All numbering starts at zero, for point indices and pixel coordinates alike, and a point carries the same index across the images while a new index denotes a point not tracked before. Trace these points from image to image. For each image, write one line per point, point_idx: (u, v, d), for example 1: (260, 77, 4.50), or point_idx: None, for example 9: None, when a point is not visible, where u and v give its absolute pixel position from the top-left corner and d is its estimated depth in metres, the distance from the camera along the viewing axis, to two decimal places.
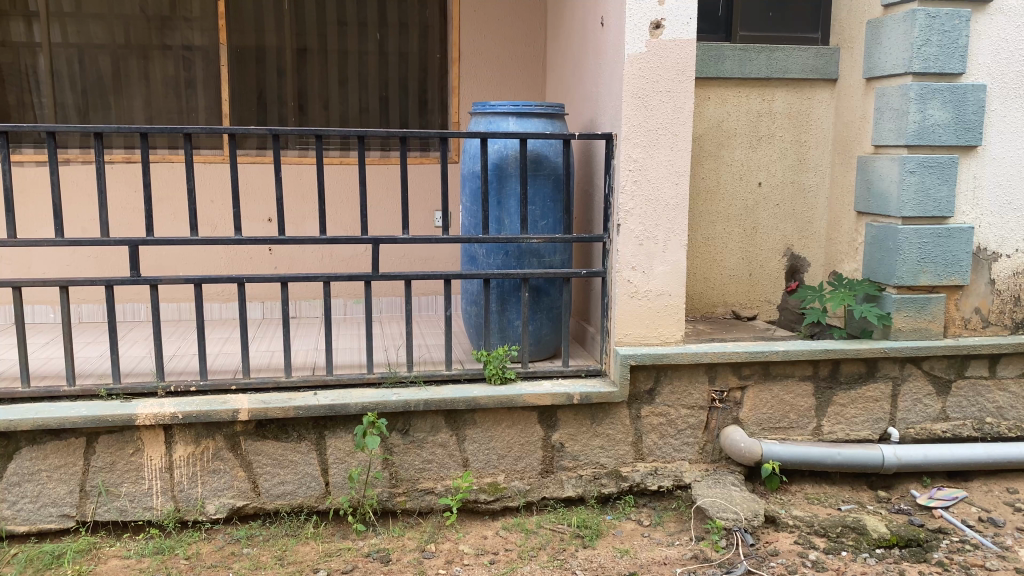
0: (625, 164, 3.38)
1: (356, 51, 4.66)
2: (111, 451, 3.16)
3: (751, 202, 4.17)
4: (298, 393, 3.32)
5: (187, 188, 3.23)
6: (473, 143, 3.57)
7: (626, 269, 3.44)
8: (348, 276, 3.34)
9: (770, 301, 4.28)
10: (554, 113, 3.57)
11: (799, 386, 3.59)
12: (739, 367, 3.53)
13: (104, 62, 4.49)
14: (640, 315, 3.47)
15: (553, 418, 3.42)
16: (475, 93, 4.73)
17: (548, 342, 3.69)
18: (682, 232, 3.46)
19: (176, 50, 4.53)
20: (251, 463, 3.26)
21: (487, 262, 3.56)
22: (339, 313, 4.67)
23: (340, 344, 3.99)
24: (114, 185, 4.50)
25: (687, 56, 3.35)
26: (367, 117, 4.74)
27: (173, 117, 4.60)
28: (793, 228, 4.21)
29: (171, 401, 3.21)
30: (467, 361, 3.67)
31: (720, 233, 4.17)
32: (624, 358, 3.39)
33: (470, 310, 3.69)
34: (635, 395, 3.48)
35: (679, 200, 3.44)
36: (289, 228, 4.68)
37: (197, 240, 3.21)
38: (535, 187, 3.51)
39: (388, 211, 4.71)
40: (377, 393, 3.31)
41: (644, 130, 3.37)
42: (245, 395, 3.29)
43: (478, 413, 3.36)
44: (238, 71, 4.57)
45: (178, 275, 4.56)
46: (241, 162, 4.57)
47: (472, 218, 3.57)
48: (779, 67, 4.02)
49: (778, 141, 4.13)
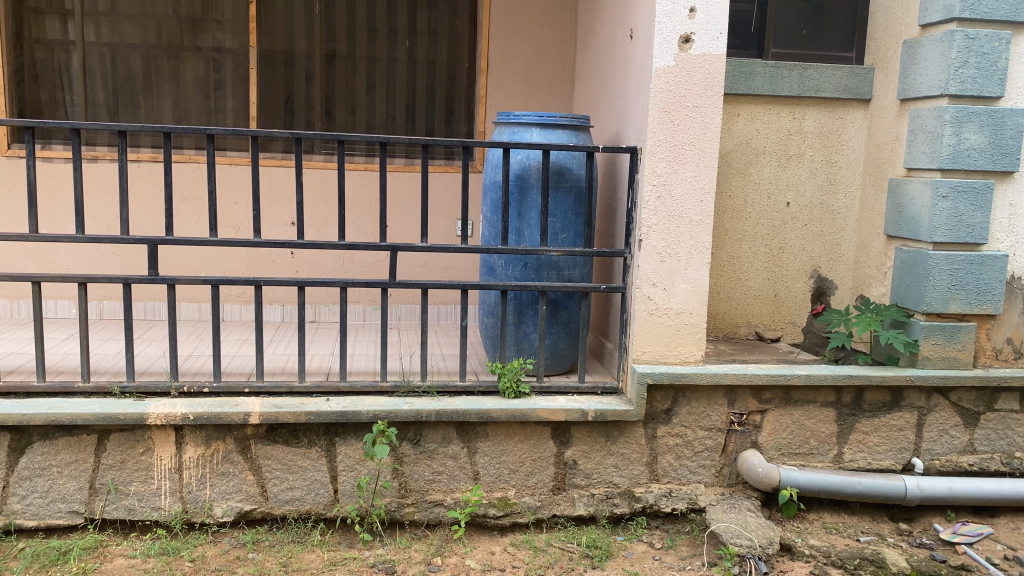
0: (649, 179, 3.33)
1: (385, 57, 4.66)
2: (121, 450, 3.16)
3: (779, 221, 4.09)
4: (310, 398, 3.30)
5: (208, 189, 3.22)
6: (496, 153, 3.54)
7: (646, 286, 3.38)
8: (365, 282, 3.31)
9: (795, 323, 4.18)
10: (579, 125, 3.53)
11: (821, 412, 3.51)
12: (759, 390, 3.45)
13: (136, 62, 4.52)
14: (660, 333, 3.41)
15: (567, 434, 3.37)
16: (503, 102, 4.71)
17: (565, 357, 3.64)
18: (705, 250, 3.40)
19: (206, 52, 4.56)
20: (260, 467, 3.24)
21: (505, 273, 3.52)
22: (357, 319, 4.65)
23: (357, 350, 3.96)
24: (141, 184, 4.52)
25: (716, 71, 3.30)
26: (393, 124, 4.73)
27: (201, 118, 4.62)
28: (821, 250, 4.13)
29: (184, 401, 3.21)
30: (482, 372, 3.62)
31: (745, 252, 4.09)
32: (641, 377, 3.33)
33: (487, 321, 3.65)
34: (651, 414, 3.42)
35: (704, 217, 3.37)
36: (312, 233, 4.68)
37: (215, 241, 3.20)
38: (557, 199, 3.46)
39: (411, 218, 4.69)
40: (390, 401, 3.28)
41: (670, 145, 3.32)
42: (258, 399, 3.27)
43: (491, 426, 3.32)
44: (267, 74, 4.58)
45: (199, 276, 4.57)
46: (266, 165, 4.58)
47: (492, 229, 3.54)
48: (811, 86, 3.94)
49: (809, 160, 4.05)
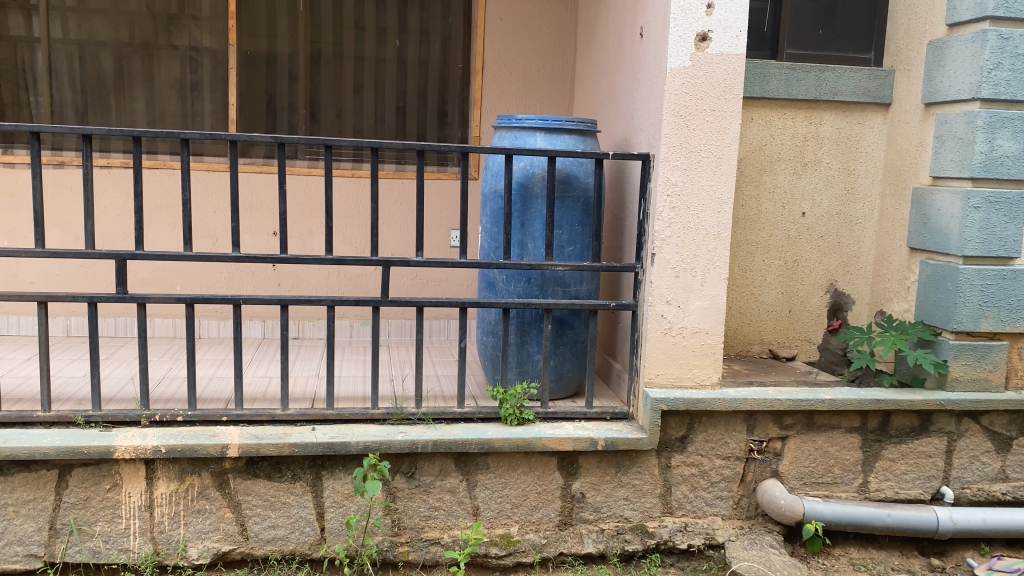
0: (663, 188, 3.08)
1: (373, 57, 4.39)
2: (85, 486, 2.86)
3: (794, 232, 3.85)
4: (294, 428, 3.02)
5: (182, 198, 2.93)
6: (497, 159, 3.28)
7: (660, 303, 3.13)
8: (355, 300, 3.03)
9: (811, 341, 3.95)
10: (586, 130, 3.28)
11: (846, 438, 3.26)
12: (780, 416, 3.21)
13: (106, 61, 4.22)
14: (674, 355, 3.16)
15: (574, 465, 3.11)
16: (498, 105, 4.44)
17: (570, 380, 3.38)
18: (723, 265, 3.15)
19: (183, 50, 4.27)
20: (239, 503, 2.95)
21: (507, 289, 3.26)
22: (344, 336, 4.37)
23: (344, 372, 3.68)
24: (111, 191, 4.23)
25: (736, 72, 3.05)
26: (383, 128, 4.45)
27: (176, 121, 4.32)
28: (837, 262, 3.89)
29: (155, 432, 2.92)
30: (481, 397, 3.35)
31: (759, 264, 3.85)
32: (655, 403, 3.08)
33: (485, 341, 3.38)
34: (665, 442, 3.16)
35: (721, 229, 3.13)
36: (296, 244, 4.39)
37: (189, 256, 2.91)
38: (563, 210, 3.21)
39: (401, 228, 4.42)
40: (382, 431, 3.01)
41: (686, 151, 3.07)
42: (237, 428, 2.99)
43: (492, 457, 3.05)
44: (247, 75, 4.30)
45: (174, 290, 4.28)
46: (247, 171, 4.29)
47: (492, 241, 3.27)
48: (828, 89, 3.72)
49: (825, 168, 3.82)
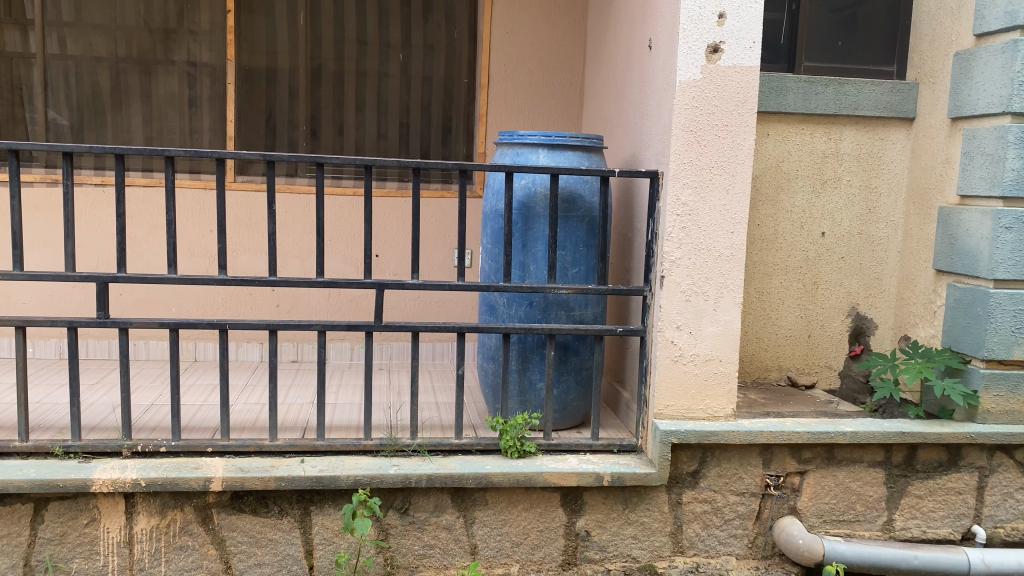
0: (673, 207, 2.91)
1: (376, 72, 4.26)
2: (61, 521, 2.72)
3: (813, 253, 3.67)
4: (283, 459, 2.86)
5: (167, 218, 2.79)
6: (497, 177, 3.12)
7: (669, 329, 2.95)
8: (347, 324, 2.88)
9: (831, 367, 3.75)
10: (592, 146, 3.12)
11: (868, 473, 3.06)
12: (799, 449, 3.02)
13: (103, 77, 4.13)
14: (685, 384, 2.98)
15: (578, 501, 2.93)
16: (504, 121, 4.30)
17: (575, 410, 3.20)
18: (736, 289, 2.97)
19: (181, 65, 4.16)
20: (223, 540, 2.80)
21: (508, 313, 3.10)
22: (343, 360, 4.22)
23: (339, 398, 3.51)
24: (107, 210, 4.12)
25: (749, 85, 2.89)
26: (385, 144, 4.32)
27: (174, 138, 4.21)
28: (859, 285, 3.70)
29: (136, 464, 2.77)
30: (481, 426, 3.18)
31: (776, 287, 3.67)
32: (664, 436, 2.90)
33: (485, 367, 3.21)
34: (676, 477, 2.98)
35: (735, 251, 2.95)
36: (295, 264, 4.26)
37: (174, 279, 2.77)
38: (567, 230, 3.04)
39: (404, 248, 4.28)
40: (374, 464, 2.84)
41: (696, 169, 2.90)
42: (222, 460, 2.84)
43: (491, 492, 2.88)
44: (246, 90, 4.18)
45: (169, 312, 4.15)
46: (245, 189, 4.17)
47: (493, 262, 3.11)
48: (848, 103, 3.55)
49: (845, 186, 3.64)
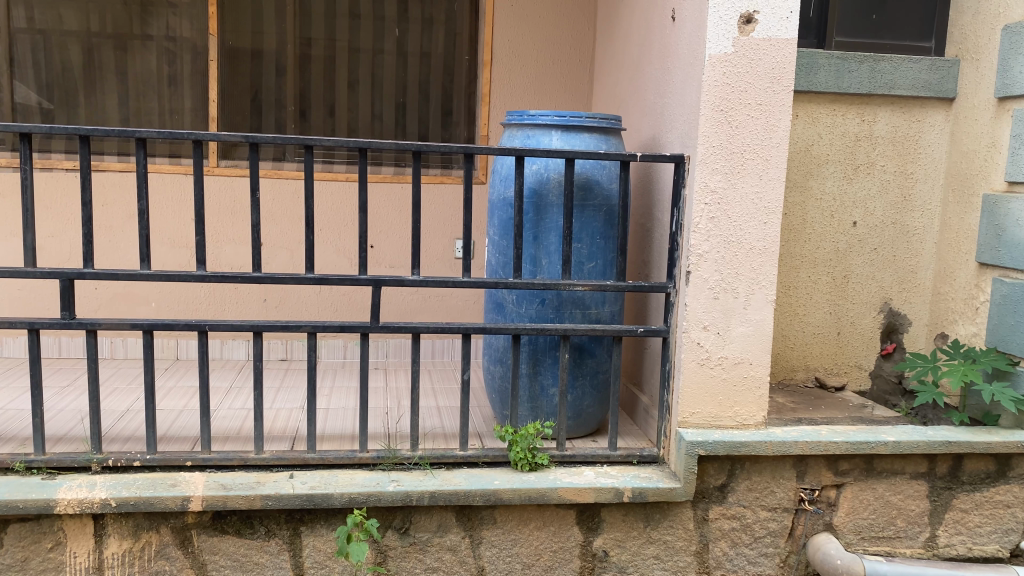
0: (701, 195, 2.63)
1: (371, 49, 3.96)
2: (22, 546, 2.44)
3: (843, 245, 3.40)
4: (270, 474, 2.59)
5: (139, 206, 2.50)
6: (506, 162, 2.84)
7: (696, 329, 2.68)
8: (340, 325, 2.59)
9: (861, 366, 3.50)
10: (610, 127, 2.84)
11: (910, 486, 2.81)
12: (835, 461, 2.76)
13: (75, 52, 3.82)
14: (712, 390, 2.72)
15: (596, 519, 2.67)
16: (508, 102, 4.01)
17: (590, 417, 2.93)
18: (769, 285, 2.70)
19: (159, 41, 3.85)
20: (204, 564, 2.53)
21: (518, 312, 2.83)
22: (336, 358, 3.95)
23: (331, 402, 3.23)
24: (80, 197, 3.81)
25: (785, 60, 2.60)
26: (381, 126, 4.02)
27: (153, 119, 3.91)
28: (892, 278, 3.44)
29: (107, 481, 2.50)
30: (487, 434, 2.92)
31: (804, 281, 3.40)
32: (690, 447, 2.64)
33: (493, 371, 2.93)
34: (702, 492, 2.72)
35: (768, 243, 2.68)
36: (285, 256, 3.97)
37: (147, 275, 2.49)
38: (583, 221, 2.76)
39: (401, 238, 4.00)
40: (371, 480, 2.57)
41: (727, 152, 2.62)
42: (202, 475, 2.56)
43: (499, 509, 2.61)
44: (229, 68, 3.88)
45: (149, 307, 3.86)
46: (230, 175, 3.88)
47: (501, 256, 2.84)
48: (884, 81, 3.28)
49: (879, 171, 3.37)
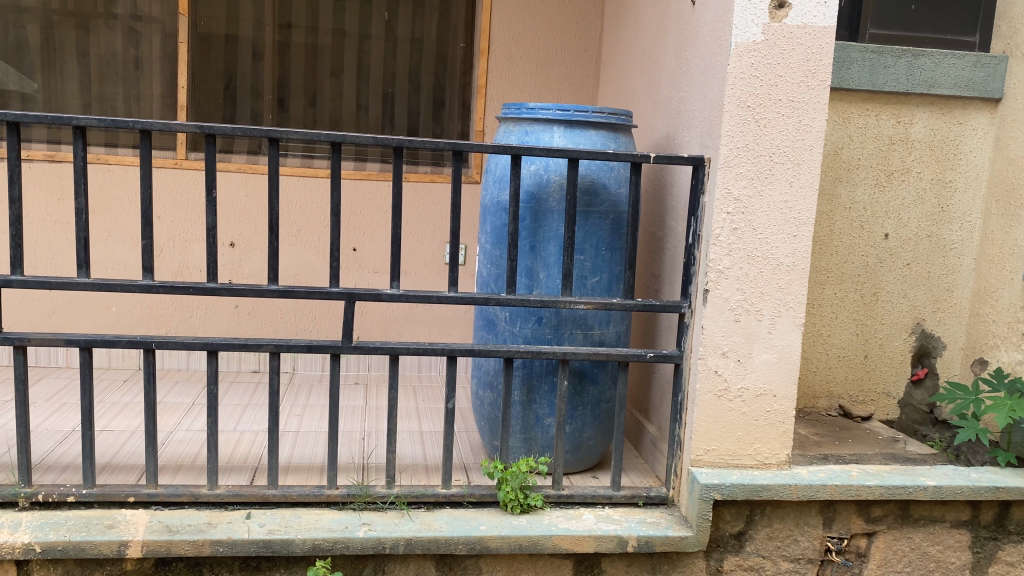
0: (723, 204, 2.31)
1: (357, 33, 3.62)
2: None
3: (874, 260, 3.08)
4: (224, 514, 2.26)
5: (76, 205, 2.17)
6: (501, 161, 2.51)
7: (713, 356, 2.36)
8: (307, 344, 2.25)
9: (890, 394, 3.17)
10: (618, 124, 2.51)
11: (950, 536, 2.49)
12: (868, 507, 2.43)
13: (32, 31, 3.48)
14: (730, 425, 2.39)
15: (595, 570, 2.34)
16: (505, 95, 3.67)
17: (591, 450, 2.60)
18: (798, 307, 2.37)
19: (124, 20, 3.51)
20: None
21: (511, 331, 2.50)
22: (313, 371, 3.62)
23: (302, 425, 2.90)
24: (34, 190, 3.48)
25: (822, 51, 2.27)
26: (367, 118, 3.69)
27: (116, 105, 3.57)
28: (926, 297, 3.11)
29: (34, 521, 2.17)
30: (474, 468, 2.59)
31: (829, 298, 3.08)
32: (705, 491, 2.31)
33: (481, 396, 2.61)
34: (717, 540, 2.39)
35: (797, 259, 2.35)
36: (259, 257, 3.64)
37: (83, 284, 2.15)
38: (586, 229, 2.43)
39: (386, 241, 3.67)
40: (339, 523, 2.24)
41: (754, 155, 2.30)
42: (145, 514, 2.23)
43: (486, 558, 2.28)
44: (201, 52, 3.54)
45: (109, 312, 3.53)
46: (199, 168, 3.55)
47: (493, 267, 2.51)
48: (924, 79, 2.94)
49: (915, 179, 3.04)
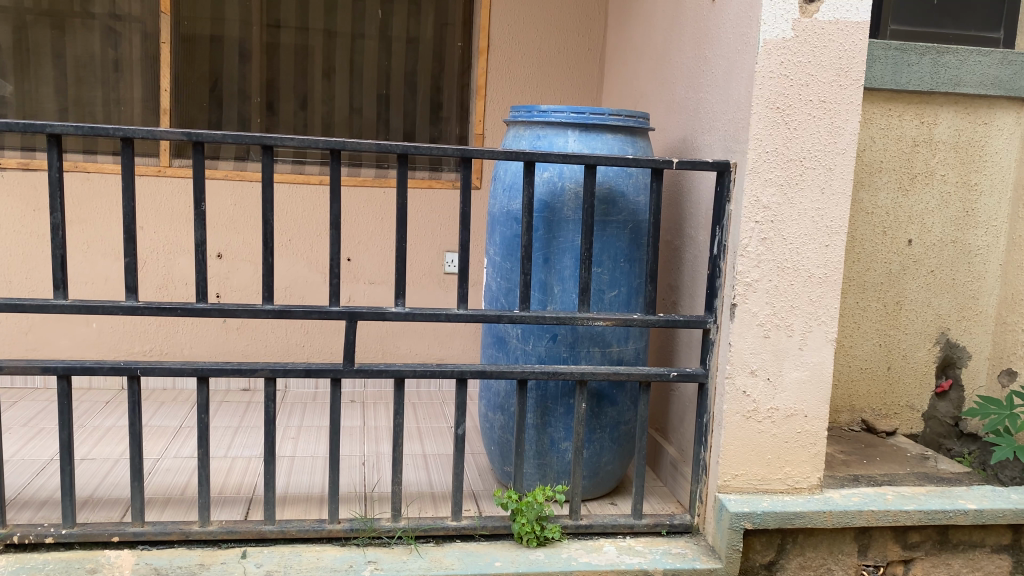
0: (751, 212, 2.15)
1: (349, 32, 3.44)
2: None
3: (897, 267, 2.94)
4: (217, 553, 2.08)
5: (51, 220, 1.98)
6: (510, 167, 2.34)
7: (741, 374, 2.21)
8: (306, 367, 2.08)
9: (914, 407, 3.04)
10: (636, 127, 2.35)
11: (990, 561, 2.35)
12: (905, 532, 2.29)
13: (3, 32, 3.28)
14: (759, 448, 2.24)
15: None
16: (506, 96, 3.51)
17: (608, 475, 2.44)
18: (829, 321, 2.22)
19: (103, 20, 3.32)
20: None
21: (524, 349, 2.34)
22: (307, 388, 3.44)
23: (297, 449, 2.72)
24: (8, 200, 3.28)
25: (854, 48, 2.13)
26: (360, 122, 3.52)
27: (94, 109, 3.37)
28: (951, 305, 2.97)
29: (9, 566, 1.98)
30: (484, 496, 2.43)
31: (851, 307, 2.94)
32: (735, 521, 2.15)
33: (492, 419, 2.44)
34: (746, 572, 2.24)
35: (829, 271, 2.20)
36: (248, 269, 3.45)
37: (60, 306, 1.97)
38: (603, 240, 2.27)
39: (382, 250, 3.49)
40: (343, 561, 2.07)
41: (783, 159, 2.14)
42: (131, 556, 2.05)
43: None
44: (184, 52, 3.36)
45: (89, 328, 3.33)
46: (184, 175, 3.36)
47: (504, 281, 2.35)
48: (948, 78, 2.80)
49: (939, 182, 2.91)
